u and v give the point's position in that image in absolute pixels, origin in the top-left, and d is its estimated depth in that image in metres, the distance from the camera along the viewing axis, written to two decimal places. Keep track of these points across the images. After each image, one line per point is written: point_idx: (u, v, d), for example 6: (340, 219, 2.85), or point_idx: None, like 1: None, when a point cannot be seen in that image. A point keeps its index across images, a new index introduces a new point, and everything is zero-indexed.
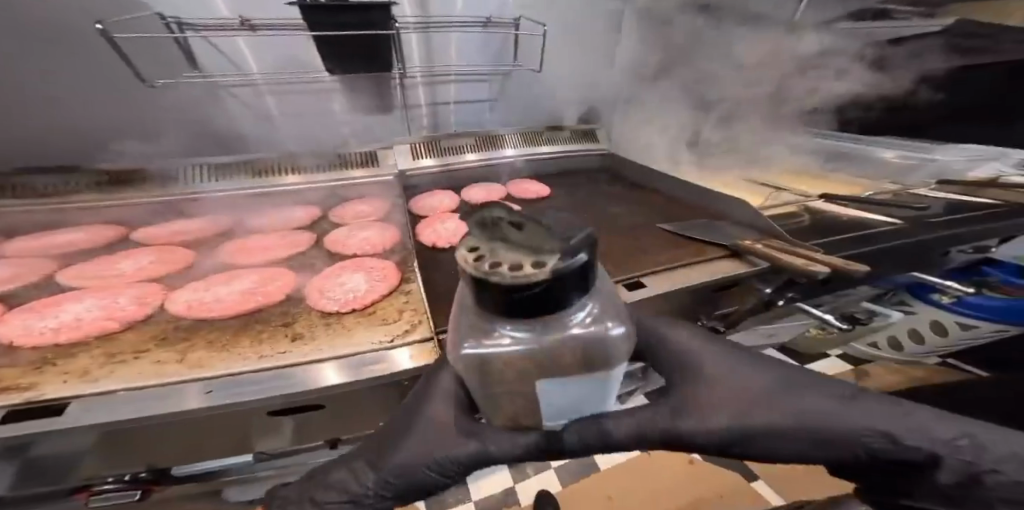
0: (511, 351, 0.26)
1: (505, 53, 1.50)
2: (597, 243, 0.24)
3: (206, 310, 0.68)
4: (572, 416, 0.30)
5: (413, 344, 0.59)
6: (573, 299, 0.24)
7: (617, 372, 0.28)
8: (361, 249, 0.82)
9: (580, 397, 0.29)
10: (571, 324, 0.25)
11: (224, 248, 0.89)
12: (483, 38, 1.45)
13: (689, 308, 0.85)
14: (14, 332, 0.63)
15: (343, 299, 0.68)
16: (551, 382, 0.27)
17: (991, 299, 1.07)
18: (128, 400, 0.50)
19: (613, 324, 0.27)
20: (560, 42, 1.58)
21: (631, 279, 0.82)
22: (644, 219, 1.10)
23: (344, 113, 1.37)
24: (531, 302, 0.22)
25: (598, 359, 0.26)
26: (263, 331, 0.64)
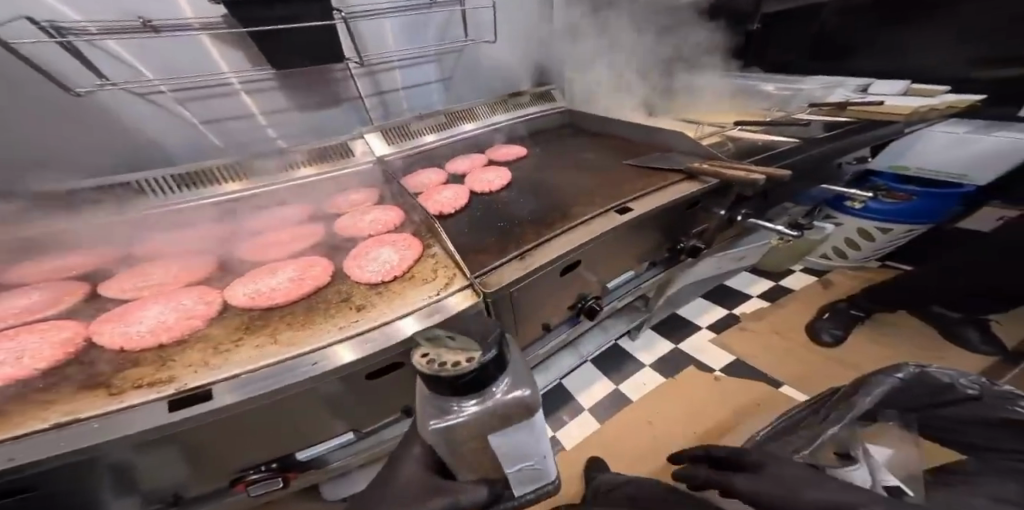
0: (471, 411, 0.56)
1: (453, 30, 1.53)
2: (496, 341, 0.56)
3: (271, 292, 0.71)
4: (520, 454, 0.66)
5: (457, 291, 0.67)
6: (495, 368, 0.55)
7: (532, 420, 0.60)
8: (369, 232, 0.87)
9: (521, 443, 0.63)
10: (494, 392, 0.58)
11: (248, 245, 0.89)
12: (428, 18, 1.46)
13: (664, 227, 0.95)
14: (114, 340, 0.63)
15: (384, 271, 0.73)
16: (497, 435, 0.59)
17: (886, 206, 1.83)
18: (258, 377, 0.55)
19: (522, 391, 0.59)
20: (504, 9, 1.61)
21: (618, 205, 0.89)
22: (609, 159, 1.18)
23: (272, 113, 1.31)
24: (467, 381, 0.53)
25: (521, 408, 0.59)
26: (329, 307, 0.68)
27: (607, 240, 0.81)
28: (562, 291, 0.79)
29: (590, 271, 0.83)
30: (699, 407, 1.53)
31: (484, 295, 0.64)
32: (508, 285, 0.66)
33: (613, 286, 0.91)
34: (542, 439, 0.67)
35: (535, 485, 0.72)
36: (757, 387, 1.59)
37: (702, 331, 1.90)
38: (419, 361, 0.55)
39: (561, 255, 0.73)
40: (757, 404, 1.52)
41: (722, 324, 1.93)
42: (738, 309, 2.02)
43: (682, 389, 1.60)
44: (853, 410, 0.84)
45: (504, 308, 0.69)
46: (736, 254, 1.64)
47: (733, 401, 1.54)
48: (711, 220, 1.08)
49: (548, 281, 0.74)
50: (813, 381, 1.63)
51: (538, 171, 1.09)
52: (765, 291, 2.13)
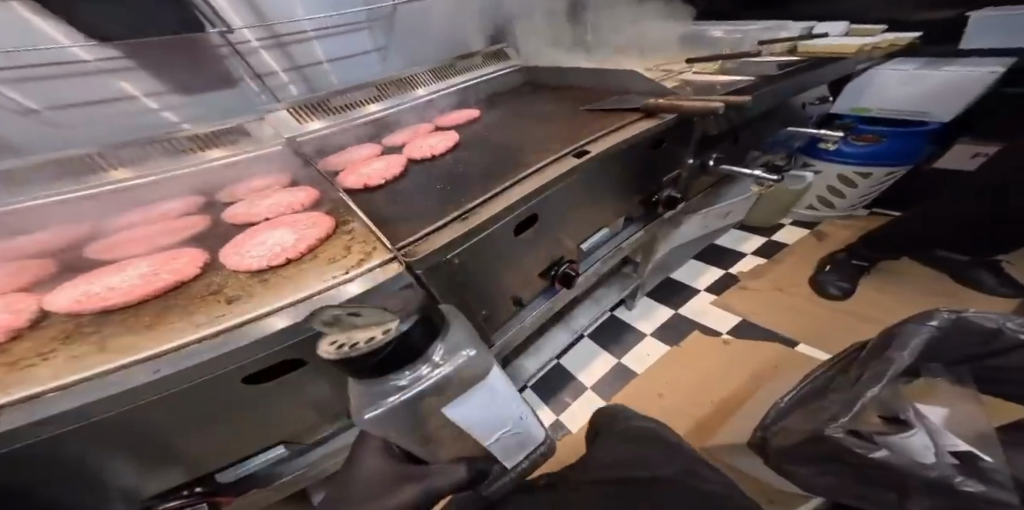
0: (422, 377, 0.61)
1: None
2: (417, 310, 0.50)
3: (119, 291, 0.54)
4: (495, 423, 0.72)
5: (373, 269, 0.53)
6: (417, 339, 0.49)
7: (481, 384, 0.66)
8: (274, 213, 0.71)
9: (478, 414, 0.67)
10: (433, 361, 0.61)
11: (115, 238, 0.70)
12: None
13: (629, 170, 0.85)
14: None
15: (277, 254, 0.58)
16: (451, 409, 0.63)
17: (859, 148, 1.83)
18: (83, 391, 0.39)
19: (464, 352, 0.65)
20: None
21: (574, 149, 0.77)
22: (563, 107, 1.04)
23: (152, 97, 1.00)
24: (395, 349, 0.46)
25: (472, 368, 0.66)
26: (195, 303, 0.52)
27: (565, 195, 0.72)
28: (517, 255, 0.71)
29: (549, 225, 0.73)
30: (710, 375, 1.41)
31: (410, 268, 0.54)
32: (440, 253, 0.56)
33: (588, 247, 0.86)
34: (508, 401, 0.72)
35: (515, 448, 0.82)
36: (767, 346, 1.48)
37: (703, 294, 1.77)
38: (325, 348, 0.45)
39: (513, 214, 0.64)
40: (773, 368, 1.40)
41: (719, 285, 1.81)
42: (736, 268, 1.90)
43: (691, 355, 1.49)
44: (894, 365, 0.75)
45: (439, 279, 0.59)
46: (722, 210, 1.53)
47: (747, 365, 1.43)
48: (682, 167, 1.02)
49: (496, 246, 0.66)
50: (831, 341, 1.49)
51: (488, 129, 0.95)
52: (759, 246, 2.02)
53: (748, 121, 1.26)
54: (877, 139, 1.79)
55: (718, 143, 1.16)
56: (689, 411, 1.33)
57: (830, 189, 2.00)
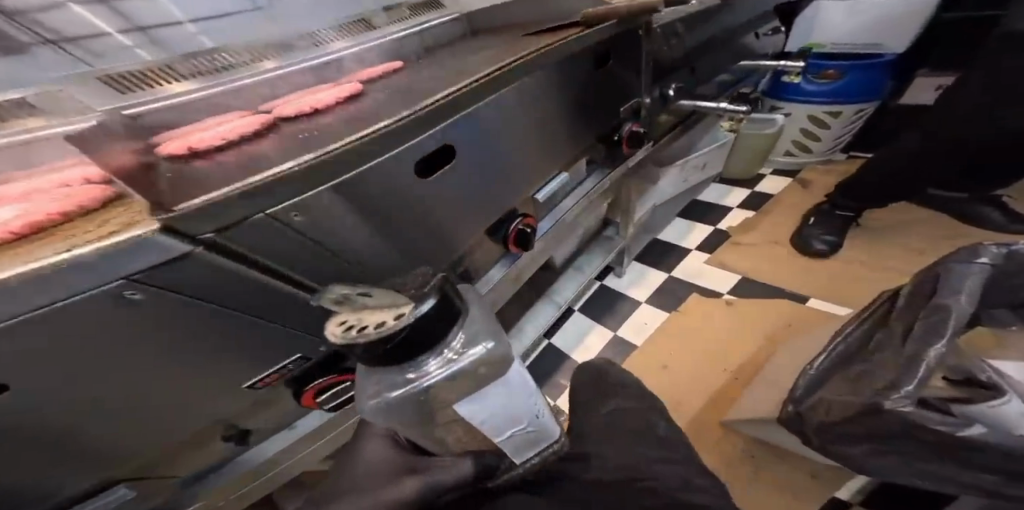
0: (430, 376, 0.50)
1: None
2: (436, 291, 0.46)
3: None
4: (507, 421, 0.57)
5: (127, 235, 0.30)
6: (440, 320, 0.46)
7: (503, 376, 0.54)
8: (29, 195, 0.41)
9: (499, 412, 0.56)
10: (444, 352, 0.50)
11: None
12: None
13: (574, 100, 0.74)
14: None
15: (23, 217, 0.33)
16: (464, 403, 0.52)
17: (822, 86, 1.67)
18: None
19: (483, 344, 0.55)
20: None
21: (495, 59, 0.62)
22: (493, 42, 0.85)
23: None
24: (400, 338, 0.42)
25: (495, 357, 0.55)
26: None
27: (486, 125, 0.59)
28: (420, 207, 0.54)
29: (466, 165, 0.58)
30: (719, 340, 1.29)
31: (194, 239, 0.33)
32: (256, 205, 0.36)
33: (545, 196, 0.79)
34: (532, 400, 0.59)
35: (530, 446, 0.65)
36: (776, 303, 1.35)
37: (694, 253, 1.59)
38: (335, 323, 0.43)
39: (411, 146, 0.49)
40: (789, 326, 1.27)
41: (713, 241, 1.63)
42: (725, 223, 1.71)
43: (696, 319, 1.35)
44: (952, 315, 0.64)
45: (257, 237, 0.38)
46: (695, 162, 1.45)
47: (761, 325, 1.30)
48: (640, 99, 0.91)
49: (371, 193, 0.47)
50: (849, 293, 1.35)
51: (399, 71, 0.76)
52: (745, 197, 1.82)
53: (706, 47, 1.11)
54: (838, 76, 1.63)
55: (676, 70, 1.02)
56: (706, 383, 1.19)
57: (804, 132, 1.81)
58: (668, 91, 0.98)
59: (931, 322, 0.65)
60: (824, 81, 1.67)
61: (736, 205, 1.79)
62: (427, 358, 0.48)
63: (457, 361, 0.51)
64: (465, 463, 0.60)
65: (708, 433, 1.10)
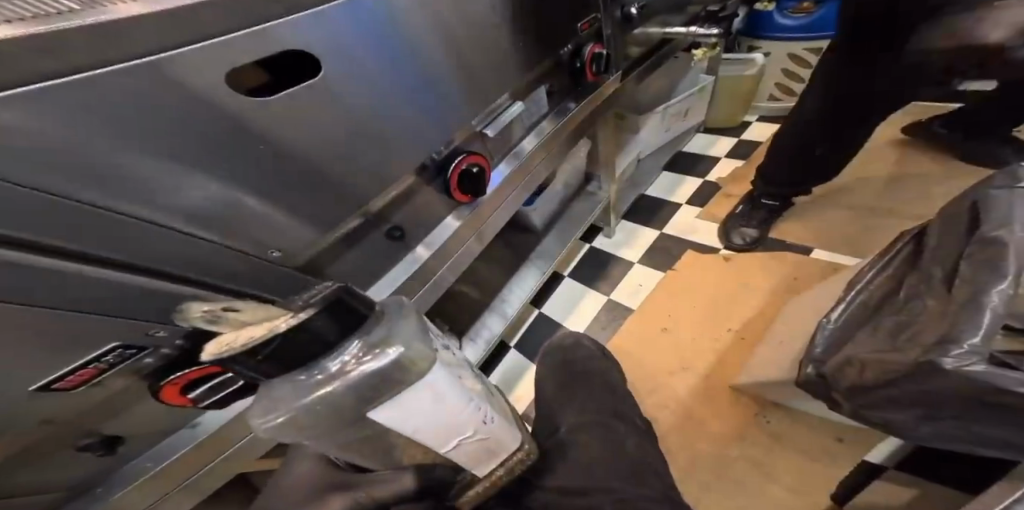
0: (324, 388, 0.41)
1: None
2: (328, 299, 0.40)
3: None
4: (445, 429, 0.47)
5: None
6: (328, 328, 0.40)
7: (426, 381, 0.42)
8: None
9: (432, 421, 0.45)
10: (341, 355, 0.42)
11: None
12: None
13: (516, 23, 0.62)
14: None
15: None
16: (377, 411, 0.41)
17: (795, 20, 1.48)
18: None
19: (387, 352, 0.42)
20: None
21: None
22: None
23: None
24: (273, 349, 0.36)
25: (414, 358, 0.43)
26: None
27: (377, 44, 0.45)
28: (276, 153, 0.40)
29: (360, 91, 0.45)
30: (714, 297, 1.19)
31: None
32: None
33: (497, 128, 0.66)
34: (469, 404, 0.48)
35: (487, 457, 0.55)
36: (780, 254, 1.25)
37: (685, 209, 1.46)
38: (215, 346, 0.36)
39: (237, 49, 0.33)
40: (795, 280, 1.17)
41: (706, 194, 1.50)
42: (714, 174, 1.56)
43: (692, 277, 1.24)
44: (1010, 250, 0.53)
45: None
46: (675, 109, 1.32)
47: (765, 278, 1.19)
48: (596, 14, 0.78)
49: (162, 126, 0.31)
50: (854, 241, 1.23)
51: None
52: (731, 148, 1.65)
53: None
54: (814, 7, 1.46)
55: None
56: (708, 349, 1.09)
57: (785, 73, 1.61)
58: (631, 10, 0.84)
59: (981, 263, 0.53)
60: (796, 13, 1.48)
61: (722, 156, 1.63)
62: (319, 366, 0.41)
63: (365, 365, 0.42)
64: (409, 477, 0.50)
65: (714, 400, 1.00)
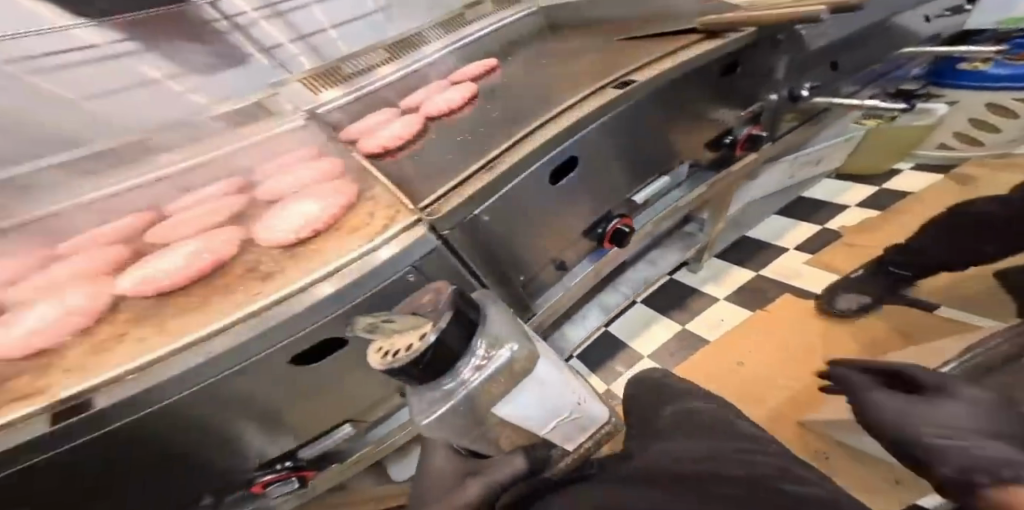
0: (453, 401, 0.33)
1: None
2: (458, 301, 0.34)
3: (5, 348, 0.32)
4: (549, 406, 0.41)
5: (401, 232, 0.41)
6: (462, 333, 0.32)
7: (534, 369, 0.37)
8: (51, 287, 0.40)
9: (544, 402, 0.41)
10: (463, 373, 0.32)
11: (92, 222, 0.54)
12: None
13: (695, 102, 0.63)
14: None
15: (177, 270, 0.38)
16: (502, 408, 0.37)
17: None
18: (126, 381, 0.29)
19: (496, 350, 0.35)
20: None
21: (617, 76, 0.57)
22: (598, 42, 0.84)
23: (60, 103, 0.67)
24: (435, 358, 0.30)
25: (518, 361, 0.36)
26: (212, 292, 0.37)
27: (609, 156, 0.55)
28: (522, 262, 0.53)
29: (597, 182, 0.56)
30: None
31: (434, 228, 0.42)
32: (467, 203, 0.43)
33: (643, 200, 0.67)
34: (564, 379, 0.41)
35: (578, 432, 0.48)
36: None
37: (789, 252, 1.04)
38: (375, 355, 0.30)
39: (543, 164, 0.49)
40: None
41: (817, 245, 1.04)
42: None
43: None
44: None
45: (441, 269, 0.44)
46: (808, 158, 1.04)
47: None
48: (761, 102, 0.76)
49: (490, 228, 0.47)
50: None
51: (503, 77, 0.76)
52: None
53: (854, 38, 0.84)
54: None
55: (813, 66, 0.77)
56: None
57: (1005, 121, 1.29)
58: (802, 91, 0.77)
59: None
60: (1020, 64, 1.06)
61: None
62: (450, 385, 0.33)
63: (489, 367, 0.34)
64: (518, 458, 0.41)
65: None
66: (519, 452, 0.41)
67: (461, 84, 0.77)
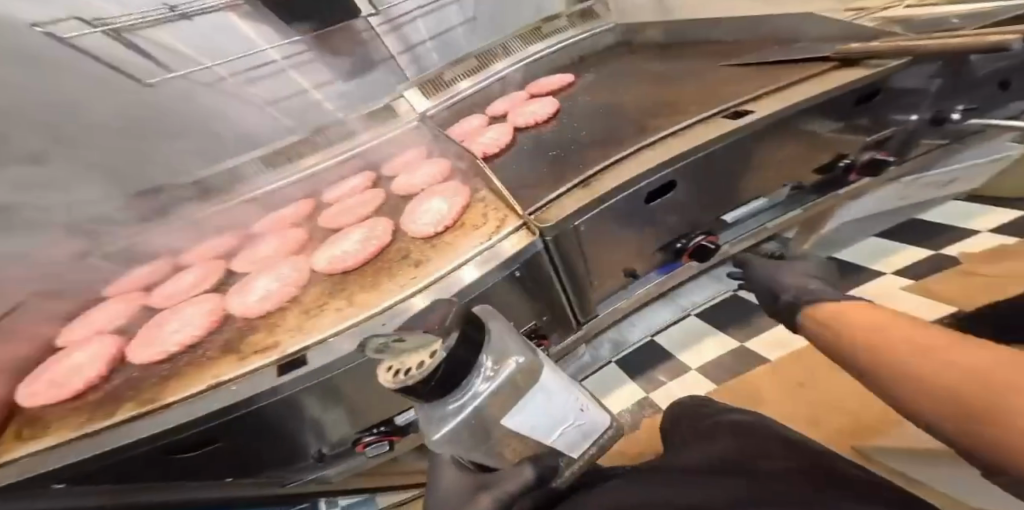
0: (465, 415, 0.30)
1: None
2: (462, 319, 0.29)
3: (254, 307, 0.51)
4: (553, 418, 0.34)
5: (511, 233, 0.47)
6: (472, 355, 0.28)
7: (535, 379, 0.32)
8: (264, 262, 0.61)
9: (550, 411, 0.33)
10: (473, 386, 0.30)
11: (271, 219, 0.75)
12: None
13: (811, 134, 0.54)
14: (151, 355, 0.49)
15: (353, 253, 0.53)
16: (512, 418, 0.32)
17: None
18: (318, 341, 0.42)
19: (496, 366, 0.31)
20: None
21: (728, 108, 0.56)
22: (700, 60, 0.84)
23: (263, 107, 0.88)
24: (448, 376, 0.27)
25: (520, 374, 0.31)
26: (373, 274, 0.51)
27: (710, 182, 0.50)
28: (613, 275, 0.51)
29: (692, 208, 0.51)
30: None
31: (539, 234, 0.44)
32: (568, 215, 0.44)
33: (736, 219, 0.54)
34: (566, 387, 0.34)
35: (585, 441, 0.38)
36: None
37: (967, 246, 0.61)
38: (390, 371, 0.27)
39: (642, 185, 0.47)
40: None
41: None
42: None
43: None
44: None
45: (537, 274, 0.47)
46: (931, 180, 0.63)
47: None
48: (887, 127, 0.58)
49: (571, 242, 0.45)
50: None
51: (603, 93, 0.80)
52: None
53: None
54: None
55: (975, 86, 0.59)
56: None
57: None
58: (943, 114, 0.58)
59: None
60: None
61: None
62: (457, 403, 0.29)
63: (498, 380, 0.31)
64: (529, 470, 0.37)
65: None
66: (531, 463, 0.37)
67: (552, 98, 0.82)
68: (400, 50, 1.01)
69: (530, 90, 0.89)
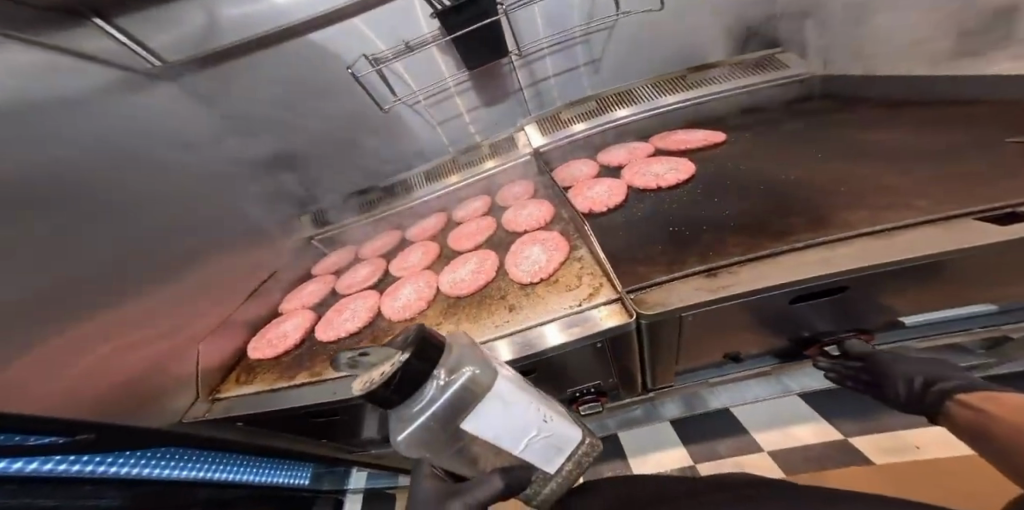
0: (424, 417, 0.28)
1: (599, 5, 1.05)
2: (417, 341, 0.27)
3: (396, 311, 0.66)
4: (516, 429, 0.30)
5: (603, 305, 0.50)
6: (421, 371, 0.26)
7: (491, 386, 0.28)
8: (409, 269, 0.77)
9: (511, 420, 0.29)
10: (424, 392, 0.27)
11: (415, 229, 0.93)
12: None
13: None
14: (326, 333, 0.70)
15: (469, 282, 0.63)
16: (473, 421, 0.28)
17: None
18: None
19: (452, 374, 0.28)
20: None
21: (982, 214, 0.46)
22: (880, 134, 0.74)
23: (433, 127, 1.17)
24: (407, 382, 0.25)
25: (478, 385, 0.28)
26: (474, 307, 0.60)
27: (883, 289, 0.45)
28: (702, 353, 0.52)
29: (810, 318, 0.50)
30: None
31: (636, 316, 0.45)
32: (679, 307, 0.44)
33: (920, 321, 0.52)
34: (524, 394, 0.30)
35: (559, 457, 0.34)
36: None
37: None
38: (359, 382, 0.26)
39: (780, 293, 0.44)
40: None
41: None
42: None
43: None
44: None
45: (624, 346, 0.49)
46: None
47: None
48: None
49: (670, 326, 0.46)
50: None
51: (744, 163, 0.77)
52: None
53: None
54: None
55: None
56: None
57: None
58: None
59: None
60: None
61: None
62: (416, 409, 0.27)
63: (453, 390, 0.28)
64: (500, 479, 0.32)
65: None
66: (503, 473, 0.32)
67: (680, 158, 0.82)
68: (527, 84, 1.15)
69: (656, 146, 0.91)
